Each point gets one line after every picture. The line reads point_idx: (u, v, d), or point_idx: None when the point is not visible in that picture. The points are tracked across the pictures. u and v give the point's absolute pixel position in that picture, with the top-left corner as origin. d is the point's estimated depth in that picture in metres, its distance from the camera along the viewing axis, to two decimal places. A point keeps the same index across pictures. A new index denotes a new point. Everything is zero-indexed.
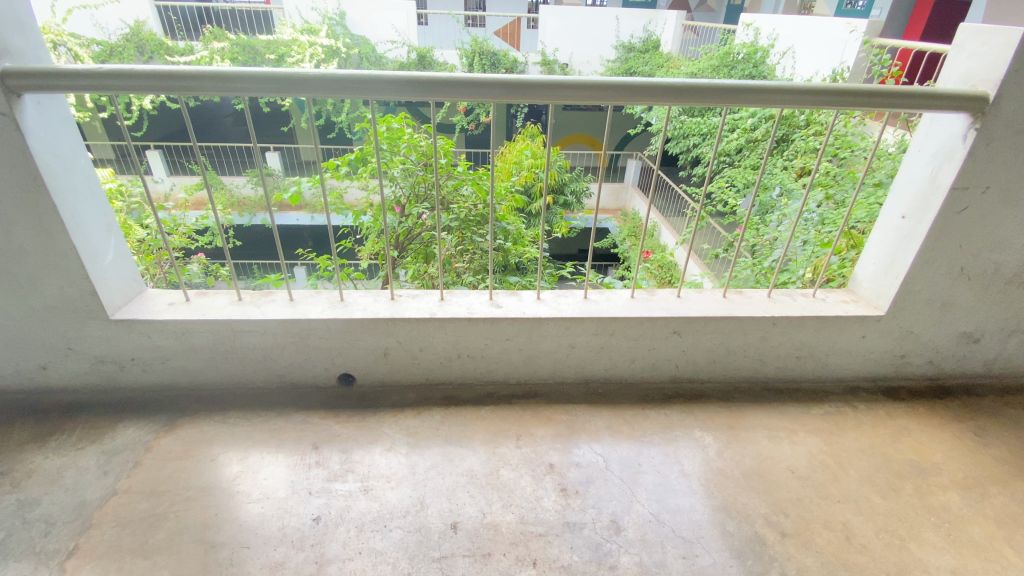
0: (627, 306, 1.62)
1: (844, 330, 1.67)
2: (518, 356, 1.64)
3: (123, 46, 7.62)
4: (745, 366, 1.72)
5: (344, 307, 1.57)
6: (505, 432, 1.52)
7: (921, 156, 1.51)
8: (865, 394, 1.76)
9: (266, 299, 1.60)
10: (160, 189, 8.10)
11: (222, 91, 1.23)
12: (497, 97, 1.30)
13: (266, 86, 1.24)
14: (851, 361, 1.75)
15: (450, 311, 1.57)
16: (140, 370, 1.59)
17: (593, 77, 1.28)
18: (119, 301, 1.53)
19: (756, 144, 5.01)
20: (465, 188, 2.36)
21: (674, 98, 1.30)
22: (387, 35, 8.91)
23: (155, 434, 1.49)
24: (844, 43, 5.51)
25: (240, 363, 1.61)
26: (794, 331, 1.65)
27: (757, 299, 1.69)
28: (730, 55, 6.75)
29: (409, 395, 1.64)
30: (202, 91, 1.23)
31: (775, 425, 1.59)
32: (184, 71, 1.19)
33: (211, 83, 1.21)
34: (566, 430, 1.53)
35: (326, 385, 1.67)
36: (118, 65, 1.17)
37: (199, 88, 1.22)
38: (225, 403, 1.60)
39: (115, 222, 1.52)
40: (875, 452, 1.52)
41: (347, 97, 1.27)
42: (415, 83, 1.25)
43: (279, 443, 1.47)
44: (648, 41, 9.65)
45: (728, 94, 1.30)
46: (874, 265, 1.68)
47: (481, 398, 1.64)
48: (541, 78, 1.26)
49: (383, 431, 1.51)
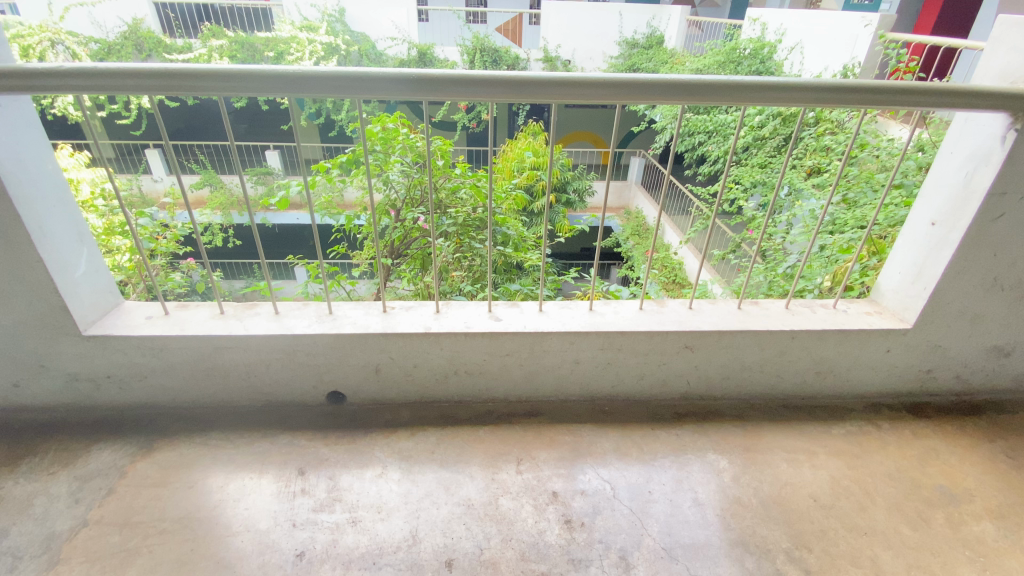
0: (636, 319, 1.52)
1: (867, 344, 1.56)
2: (519, 372, 1.54)
3: (121, 44, 7.50)
4: (761, 382, 1.62)
5: (333, 321, 1.47)
6: (505, 455, 1.42)
7: (954, 159, 1.40)
8: (888, 411, 1.65)
9: (251, 313, 1.51)
10: (159, 188, 8.10)
11: (222, 92, 1.14)
12: (500, 97, 1.19)
13: (264, 86, 1.14)
14: (873, 377, 1.64)
15: (447, 325, 1.47)
16: (117, 388, 1.50)
17: (605, 73, 1.17)
18: (92, 316, 1.43)
19: (764, 141, 4.89)
20: (464, 191, 2.24)
21: (691, 98, 1.20)
22: (387, 32, 8.88)
23: (131, 458, 1.40)
24: (856, 38, 5.36)
25: (224, 382, 1.51)
26: (815, 344, 1.55)
27: (774, 311, 1.58)
28: (736, 51, 6.62)
29: (404, 414, 1.54)
30: (203, 92, 1.15)
31: (794, 446, 1.49)
32: (184, 70, 1.11)
33: (211, 82, 1.12)
34: (570, 453, 1.43)
35: (314, 403, 1.57)
36: (116, 64, 1.10)
37: (176, 85, 1.13)
38: (207, 423, 1.50)
39: (89, 232, 1.42)
40: (902, 477, 1.42)
41: (338, 96, 1.16)
42: (408, 82, 1.15)
43: (263, 467, 1.38)
44: (652, 36, 9.57)
45: (749, 92, 1.20)
46: (900, 275, 1.57)
47: (480, 417, 1.54)
48: (545, 75, 1.16)
49: (373, 454, 1.41)
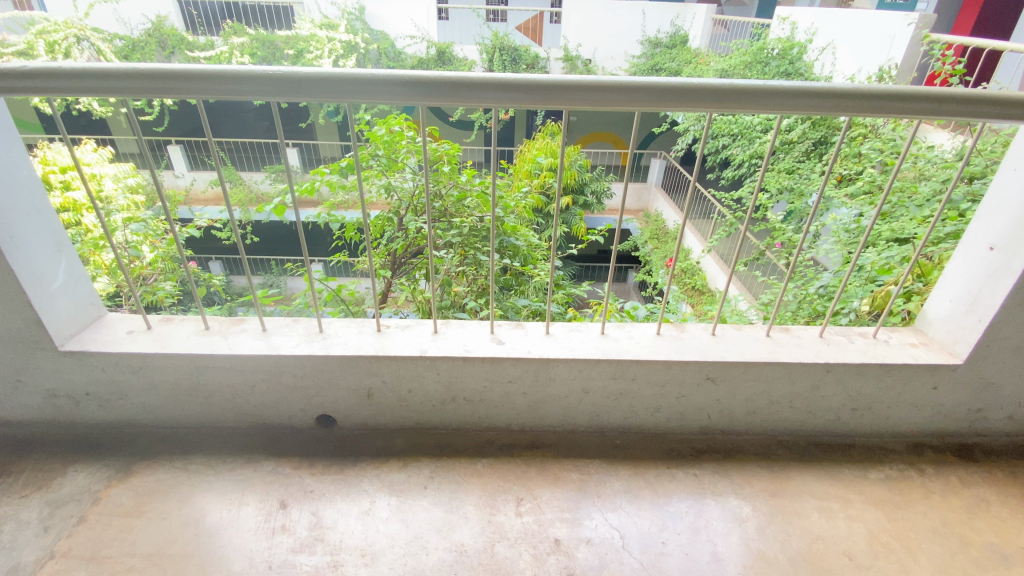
0: (652, 346, 1.38)
1: (910, 380, 1.41)
2: (522, 401, 1.42)
3: (145, 41, 7.65)
4: (789, 418, 1.47)
5: (323, 341, 1.37)
6: (504, 492, 1.30)
7: (1016, 174, 1.23)
8: (932, 453, 1.48)
9: (237, 329, 1.41)
10: (181, 183, 8.27)
11: (221, 94, 1.04)
12: (524, 103, 1.05)
13: (264, 88, 1.03)
14: (917, 416, 1.48)
15: (444, 348, 1.35)
16: (97, 405, 1.42)
17: (633, 76, 1.03)
18: (70, 330, 1.35)
19: (792, 146, 4.70)
20: (470, 200, 2.14)
21: (722, 105, 1.06)
22: (407, 30, 8.81)
23: (106, 482, 1.31)
24: (894, 38, 5.10)
25: (207, 402, 1.42)
26: (852, 379, 1.39)
27: (806, 340, 1.43)
28: (763, 51, 6.35)
29: (397, 442, 1.43)
30: (202, 95, 1.05)
31: (825, 492, 1.34)
32: (179, 70, 1.01)
33: (206, 84, 1.02)
34: (575, 493, 1.30)
35: (304, 427, 1.47)
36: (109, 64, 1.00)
37: (150, 88, 1.03)
38: (190, 445, 1.41)
39: (68, 240, 1.33)
40: (949, 533, 1.26)
41: (344, 101, 1.05)
42: (402, 85, 1.02)
43: (244, 498, 1.28)
44: (676, 35, 9.30)
45: (786, 99, 1.06)
46: (950, 303, 1.41)
47: (479, 448, 1.42)
48: (574, 78, 1.02)
49: (363, 486, 1.31)
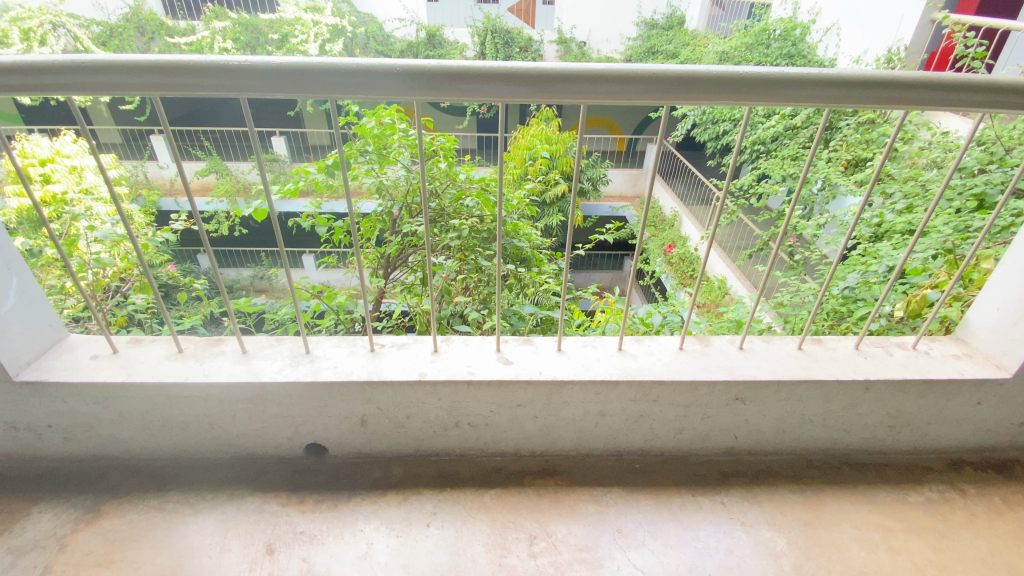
0: (675, 363, 1.25)
1: (954, 396, 1.29)
2: (533, 425, 1.29)
3: (122, 26, 7.33)
4: (822, 437, 1.36)
5: (310, 365, 1.23)
6: (514, 529, 1.18)
7: None
8: (972, 470, 1.37)
9: (213, 352, 1.27)
10: (166, 175, 8.07)
11: (215, 90, 0.88)
12: (535, 97, 0.89)
13: (265, 80, 0.87)
14: (958, 431, 1.37)
15: (446, 371, 1.21)
16: (61, 437, 1.27)
17: (677, 63, 0.87)
18: (25, 357, 1.20)
19: (796, 131, 4.70)
20: (469, 200, 1.99)
21: (774, 94, 0.90)
22: (395, 12, 8.56)
23: (73, 525, 1.17)
24: (901, 18, 4.94)
25: (184, 433, 1.28)
26: (893, 396, 1.28)
27: (841, 353, 1.31)
28: (765, 32, 6.20)
29: (395, 472, 1.31)
30: (195, 91, 0.88)
31: (865, 521, 1.23)
32: (167, 63, 0.85)
33: (200, 77, 0.86)
34: (594, 529, 1.18)
35: (291, 456, 1.34)
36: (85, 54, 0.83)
37: (132, 83, 0.86)
38: (167, 480, 1.28)
39: (17, 255, 1.16)
40: (999, 564, 1.15)
41: (340, 97, 0.89)
42: (396, 76, 0.86)
43: (226, 542, 1.15)
44: (672, 16, 9.03)
45: (847, 88, 0.90)
46: (998, 313, 1.28)
47: (486, 477, 1.30)
48: (599, 66, 0.86)
49: (358, 526, 1.18)
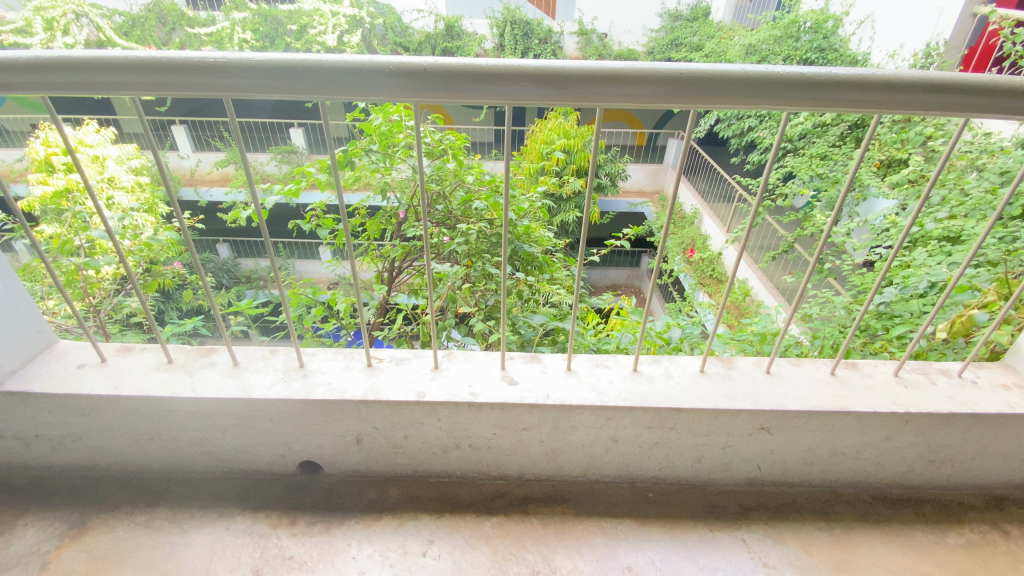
0: (695, 388, 1.15)
1: (1004, 431, 1.17)
2: (539, 450, 1.21)
3: (145, 17, 7.37)
4: (853, 469, 1.25)
5: (304, 380, 1.16)
6: (515, 562, 1.10)
7: None
8: (1017, 509, 1.26)
9: (204, 363, 1.22)
10: (187, 165, 8.14)
11: (191, 89, 0.77)
12: (551, 100, 0.76)
13: (245, 77, 0.75)
14: (1004, 467, 1.25)
15: (445, 391, 1.13)
16: (49, 447, 1.23)
17: (718, 64, 0.74)
18: (9, 365, 1.15)
19: (825, 129, 4.55)
20: (478, 202, 1.91)
21: (831, 99, 0.77)
22: (414, 3, 8.38)
23: (57, 542, 1.12)
24: (942, 10, 4.68)
25: (174, 447, 1.23)
26: (935, 430, 1.16)
27: (878, 380, 1.20)
28: (795, 25, 5.88)
29: (392, 494, 1.24)
30: (169, 90, 0.78)
31: (899, 565, 1.12)
32: (135, 59, 0.74)
33: (171, 74, 0.75)
34: (602, 565, 1.10)
35: (284, 472, 1.28)
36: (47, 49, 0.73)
37: (98, 83, 0.76)
38: (157, 495, 1.22)
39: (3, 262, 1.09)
40: None
41: (332, 96, 0.77)
42: (395, 75, 0.74)
43: (213, 565, 1.09)
44: (697, 8, 8.70)
45: (920, 94, 0.77)
46: None
47: (488, 503, 1.22)
48: (628, 66, 0.74)
49: (350, 553, 1.11)
